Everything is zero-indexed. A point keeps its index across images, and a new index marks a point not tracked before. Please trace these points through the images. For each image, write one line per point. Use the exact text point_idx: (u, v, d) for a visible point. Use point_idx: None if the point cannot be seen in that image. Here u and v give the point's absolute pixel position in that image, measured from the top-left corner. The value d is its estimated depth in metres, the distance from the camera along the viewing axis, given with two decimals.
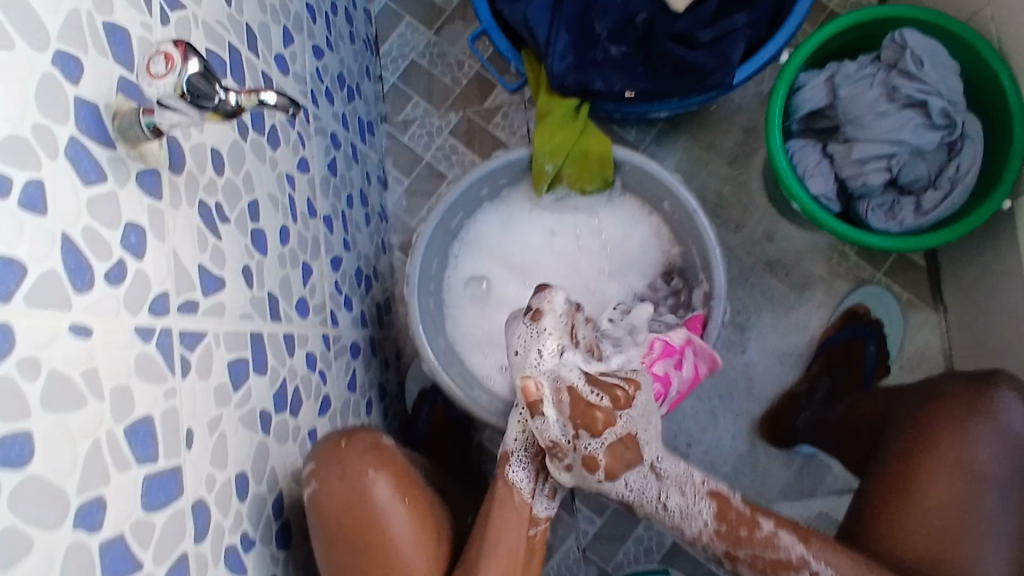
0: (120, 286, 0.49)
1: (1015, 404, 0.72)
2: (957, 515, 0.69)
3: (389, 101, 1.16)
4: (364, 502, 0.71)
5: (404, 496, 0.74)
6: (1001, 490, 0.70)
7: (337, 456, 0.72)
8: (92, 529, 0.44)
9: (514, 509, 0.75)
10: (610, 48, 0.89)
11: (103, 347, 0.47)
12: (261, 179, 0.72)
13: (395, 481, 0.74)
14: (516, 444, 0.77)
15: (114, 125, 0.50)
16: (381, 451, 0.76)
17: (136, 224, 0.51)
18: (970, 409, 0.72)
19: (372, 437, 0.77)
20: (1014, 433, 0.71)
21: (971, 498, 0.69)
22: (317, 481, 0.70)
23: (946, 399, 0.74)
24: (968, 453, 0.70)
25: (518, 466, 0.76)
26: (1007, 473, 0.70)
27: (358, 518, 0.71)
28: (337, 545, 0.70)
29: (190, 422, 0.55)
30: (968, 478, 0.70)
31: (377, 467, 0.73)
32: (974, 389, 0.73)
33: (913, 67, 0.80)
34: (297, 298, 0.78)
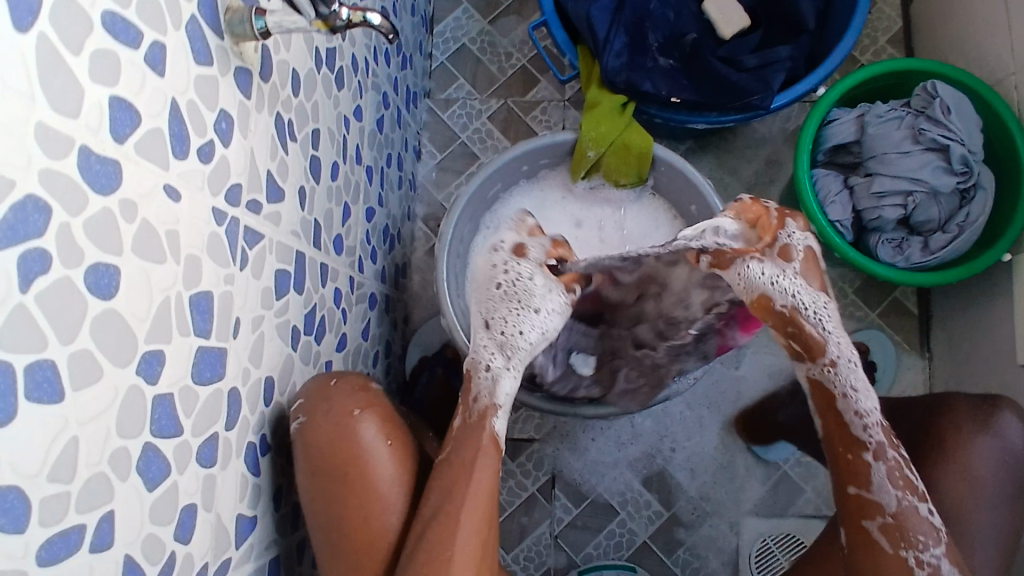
0: (207, 164, 0.52)
1: (1015, 423, 0.75)
2: (956, 515, 0.73)
3: (435, 78, 1.20)
4: (349, 440, 0.68)
5: (390, 440, 0.70)
6: (997, 500, 0.73)
7: (325, 394, 0.69)
8: (150, 380, 0.46)
9: (475, 463, 0.71)
10: (658, 58, 0.95)
11: (186, 215, 0.49)
12: (325, 112, 0.75)
13: (383, 424, 0.70)
14: (503, 398, 0.76)
15: (226, 19, 0.53)
16: (369, 393, 0.72)
17: (227, 113, 0.54)
18: (973, 426, 0.75)
19: (361, 379, 0.73)
20: (1010, 446, 0.74)
21: (968, 503, 0.73)
22: (305, 415, 0.66)
23: (952, 413, 0.77)
24: (969, 464, 0.74)
25: (502, 418, 0.75)
26: (1002, 485, 0.74)
27: (342, 454, 0.67)
28: (319, 480, 0.67)
29: (239, 313, 0.57)
30: (967, 487, 0.73)
31: (363, 407, 0.70)
32: (978, 406, 0.76)
33: (941, 114, 0.86)
34: (336, 234, 0.80)
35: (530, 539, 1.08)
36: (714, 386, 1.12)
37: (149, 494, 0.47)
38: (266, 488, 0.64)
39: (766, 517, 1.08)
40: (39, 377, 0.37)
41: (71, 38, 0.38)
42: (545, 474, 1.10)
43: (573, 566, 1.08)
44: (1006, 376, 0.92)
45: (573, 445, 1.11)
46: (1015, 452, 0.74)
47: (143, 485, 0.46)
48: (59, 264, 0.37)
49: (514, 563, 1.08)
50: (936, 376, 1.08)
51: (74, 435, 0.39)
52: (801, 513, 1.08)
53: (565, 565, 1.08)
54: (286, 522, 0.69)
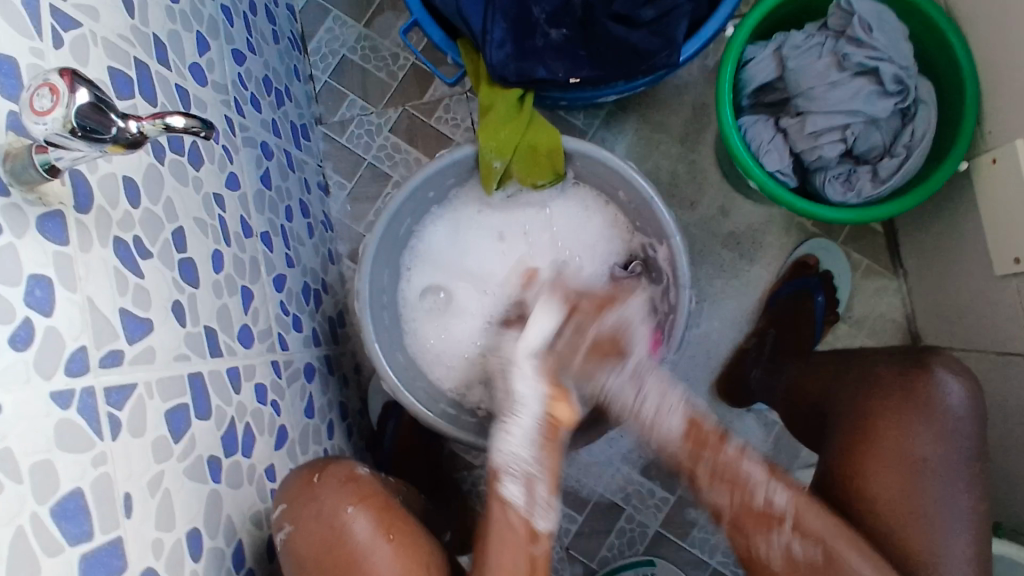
0: (27, 349, 0.43)
1: (951, 381, 0.70)
2: (905, 502, 0.68)
3: (323, 102, 1.09)
4: (340, 543, 0.65)
5: (389, 535, 0.66)
6: (944, 472, 0.68)
7: (309, 493, 0.66)
8: None
9: (509, 528, 0.69)
10: (550, 32, 0.84)
11: (15, 422, 0.41)
12: (185, 204, 0.66)
13: (377, 518, 0.66)
14: (508, 460, 0.70)
15: (3, 167, 0.43)
16: (361, 483, 0.69)
17: (40, 275, 0.45)
18: (902, 399, 0.71)
19: (350, 468, 0.70)
20: (954, 415, 0.69)
21: (913, 485, 0.68)
22: (290, 522, 0.66)
23: (881, 388, 0.73)
24: (906, 441, 0.69)
25: (511, 483, 0.70)
26: (952, 456, 0.69)
27: (336, 561, 0.64)
28: None
29: (127, 487, 0.50)
30: (906, 469, 0.69)
31: (355, 502, 0.66)
32: (905, 374, 0.72)
33: (863, 34, 0.78)
34: (239, 328, 0.72)
35: None
36: (691, 357, 1.06)
37: None
38: None
39: None
40: None
41: None
42: None
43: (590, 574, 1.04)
44: (984, 289, 0.87)
45: None
46: (956, 415, 0.69)
47: None
48: None
49: None
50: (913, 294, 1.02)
51: None
52: (807, 464, 1.04)
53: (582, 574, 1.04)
54: None
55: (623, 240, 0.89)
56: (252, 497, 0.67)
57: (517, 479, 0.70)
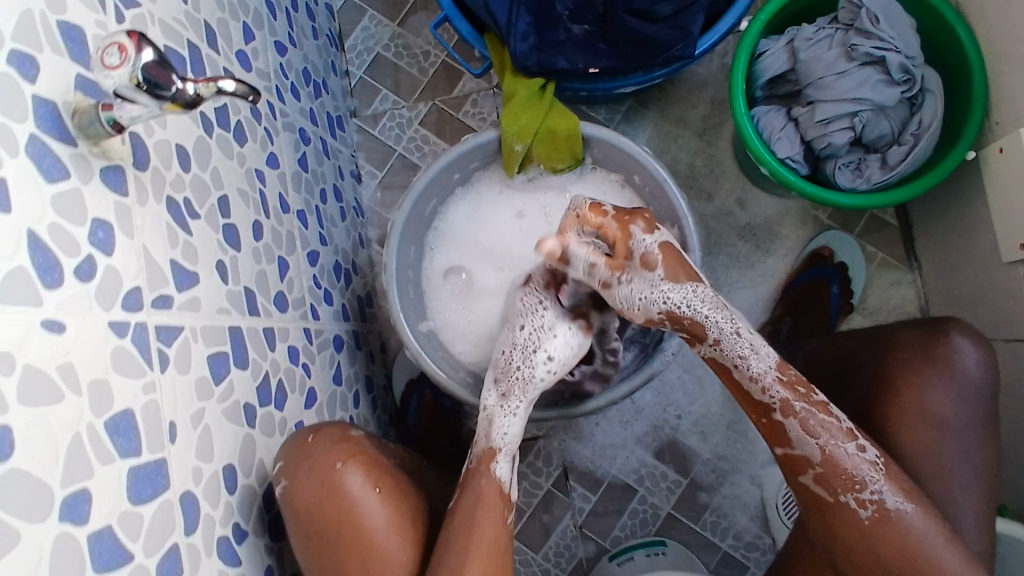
0: (91, 281, 0.49)
1: (968, 347, 0.70)
2: (926, 461, 0.70)
3: (357, 96, 1.15)
4: (336, 496, 0.69)
5: (378, 487, 0.71)
6: (962, 433, 0.70)
7: (305, 452, 0.69)
8: (79, 522, 0.45)
9: (494, 504, 0.72)
10: (572, 27, 0.89)
11: (78, 343, 0.47)
12: (230, 175, 0.72)
13: (368, 472, 0.71)
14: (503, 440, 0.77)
15: (74, 122, 0.50)
16: (352, 442, 0.72)
17: (103, 220, 0.52)
18: (921, 359, 0.71)
19: (342, 429, 0.73)
20: (969, 376, 0.70)
21: (935, 443, 0.70)
22: (287, 478, 0.68)
23: (899, 351, 0.73)
24: (926, 403, 0.70)
25: (503, 462, 0.75)
26: (969, 417, 0.70)
27: (331, 511, 0.68)
28: (309, 542, 0.68)
29: (172, 417, 0.55)
30: (925, 426, 0.70)
31: (346, 458, 0.71)
32: (923, 337, 0.72)
33: (870, 25, 0.82)
34: (275, 293, 0.78)
35: (555, 535, 1.07)
36: None
37: None
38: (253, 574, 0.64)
39: None
40: None
41: None
42: (556, 468, 1.09)
43: (603, 553, 1.07)
44: (994, 276, 0.88)
45: (578, 433, 1.09)
46: (973, 379, 0.70)
47: None
48: None
49: (545, 561, 1.07)
50: (928, 286, 1.04)
51: None
52: None
53: (595, 553, 1.07)
54: None
55: None
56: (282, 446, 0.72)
57: (508, 457, 0.76)
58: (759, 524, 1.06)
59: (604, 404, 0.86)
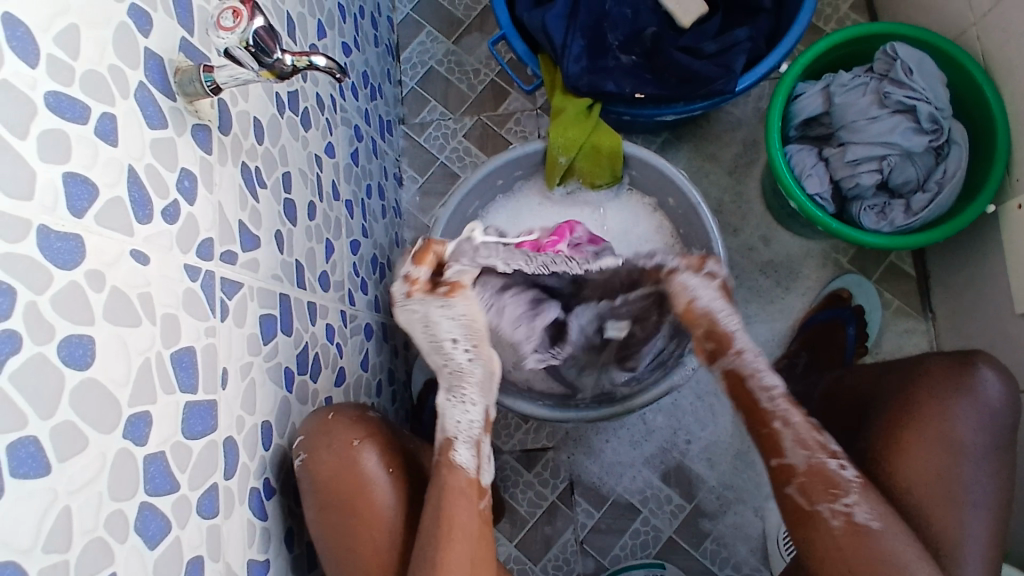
0: (173, 224, 0.53)
1: (991, 377, 0.74)
2: (942, 484, 0.72)
3: (407, 104, 1.21)
4: (351, 470, 0.70)
5: (389, 468, 0.73)
6: (980, 458, 0.72)
7: (325, 428, 0.70)
8: (138, 442, 0.47)
9: (461, 491, 0.72)
10: (621, 57, 0.95)
11: (156, 276, 0.50)
12: (294, 155, 0.77)
13: (382, 451, 0.73)
14: (458, 427, 0.76)
15: (176, 80, 0.54)
16: (366, 423, 0.74)
17: (189, 171, 0.56)
18: (946, 384, 0.74)
19: (357, 410, 0.75)
20: (990, 404, 0.73)
21: (952, 467, 0.72)
22: (307, 451, 0.68)
23: (925, 377, 0.76)
24: (950, 428, 0.73)
25: (463, 448, 0.75)
26: (987, 445, 0.72)
27: (347, 487, 0.70)
28: (327, 514, 0.69)
29: (225, 364, 0.58)
30: (947, 450, 0.72)
31: (363, 437, 0.72)
32: (952, 365, 0.75)
33: (904, 75, 0.86)
34: (320, 271, 0.81)
35: (556, 547, 1.08)
36: None
37: (150, 551, 0.48)
38: (274, 531, 0.65)
39: None
40: (22, 454, 0.38)
41: (14, 124, 0.39)
42: (562, 481, 1.10)
43: (601, 570, 1.07)
44: (1006, 328, 0.91)
45: (588, 448, 1.11)
46: (994, 408, 0.73)
47: (143, 544, 0.47)
48: (30, 342, 0.39)
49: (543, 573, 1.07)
50: (941, 337, 1.06)
51: (64, 504, 0.41)
52: None
53: (593, 570, 1.08)
54: (301, 560, 0.71)
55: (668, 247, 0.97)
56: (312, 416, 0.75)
57: (468, 444, 0.75)
58: (759, 557, 1.06)
59: (622, 410, 0.90)
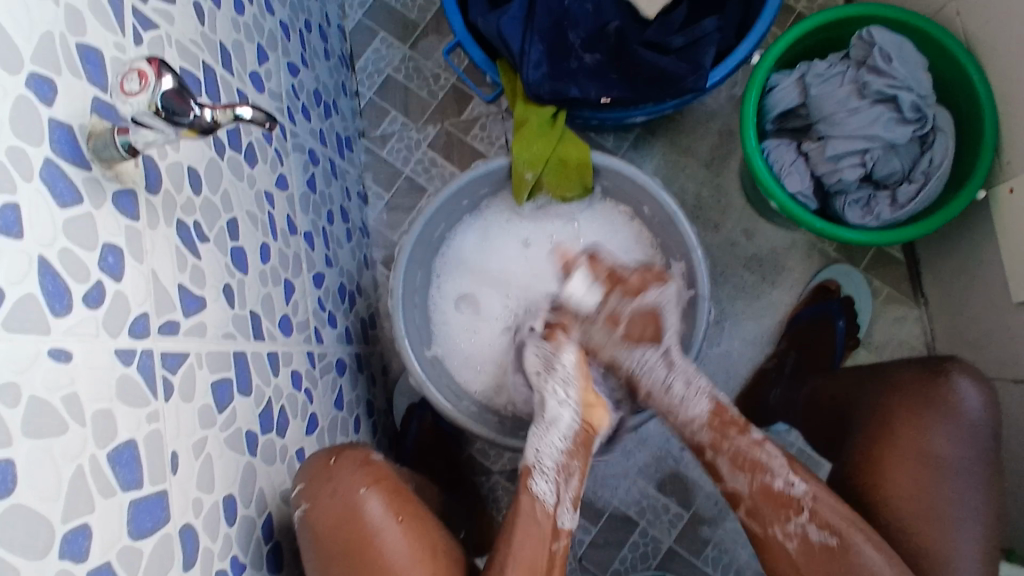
0: (99, 308, 0.48)
1: (968, 387, 0.71)
2: (920, 503, 0.68)
3: (366, 117, 1.15)
4: (355, 521, 0.69)
5: (400, 516, 0.70)
6: (965, 477, 0.68)
7: (326, 473, 0.70)
8: (77, 559, 0.43)
9: (535, 521, 0.68)
10: (584, 56, 0.89)
11: (83, 370, 0.46)
12: (239, 197, 0.72)
13: (388, 500, 0.70)
14: (538, 457, 0.71)
15: (89, 146, 0.49)
16: (374, 467, 0.73)
17: (113, 245, 0.51)
18: (919, 397, 0.72)
19: (364, 454, 0.74)
20: (970, 416, 0.70)
21: (937, 489, 0.68)
22: (308, 500, 0.69)
23: (899, 388, 0.74)
24: (927, 446, 0.70)
25: (542, 480, 0.70)
26: (966, 460, 0.69)
27: (349, 536, 0.68)
28: (330, 562, 0.68)
29: (174, 446, 0.54)
30: (921, 467, 0.69)
31: (368, 483, 0.71)
32: (923, 374, 0.73)
33: (882, 63, 0.82)
34: (280, 316, 0.77)
35: None
36: (709, 376, 1.08)
37: None
38: None
39: None
40: None
41: None
42: None
43: None
44: (1004, 319, 0.88)
45: None
46: (972, 420, 0.70)
47: None
48: None
49: None
50: (934, 324, 1.03)
51: None
52: None
53: None
54: None
55: (647, 255, 0.93)
56: (283, 474, 0.71)
57: (548, 477, 0.71)
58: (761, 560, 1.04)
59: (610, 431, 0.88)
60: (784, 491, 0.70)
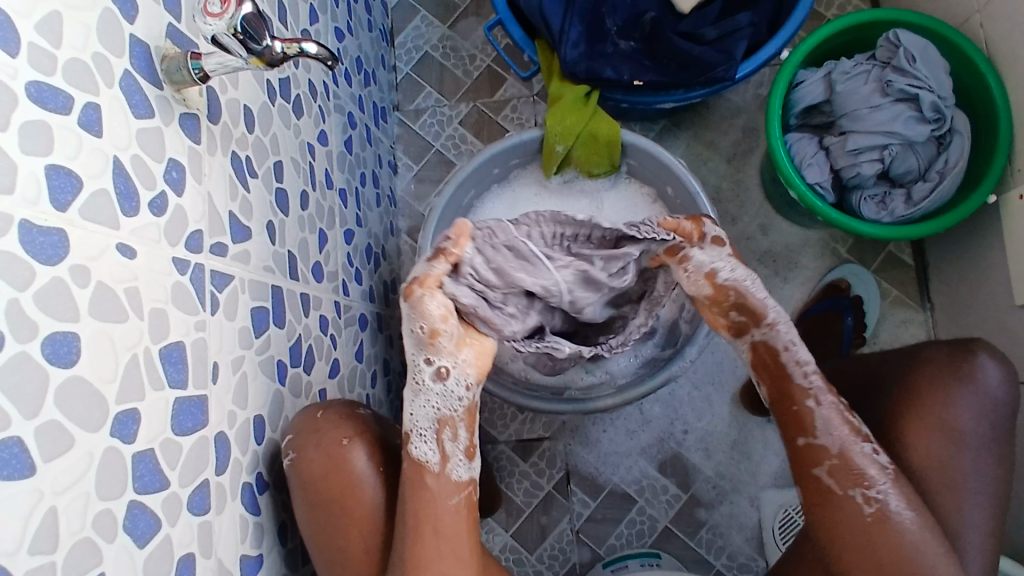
0: (161, 216, 0.52)
1: (991, 365, 0.73)
2: (940, 471, 0.72)
3: (402, 90, 1.19)
4: (342, 470, 0.67)
5: (380, 467, 0.70)
6: (980, 449, 0.72)
7: (313, 427, 0.67)
8: (126, 440, 0.46)
9: (429, 488, 0.68)
10: (619, 42, 0.93)
11: (145, 269, 0.49)
12: (285, 143, 0.75)
13: (372, 451, 0.70)
14: (415, 421, 0.70)
15: (162, 67, 0.53)
16: (357, 420, 0.71)
17: (177, 161, 0.54)
18: (947, 373, 0.73)
19: (347, 408, 0.71)
20: (990, 395, 0.72)
21: (953, 458, 0.71)
22: (296, 450, 0.65)
23: (925, 366, 0.74)
24: (950, 416, 0.72)
25: (423, 445, 0.69)
26: (984, 435, 0.72)
27: (335, 485, 0.67)
28: (316, 513, 0.66)
29: (216, 357, 0.57)
30: (949, 439, 0.71)
31: (352, 435, 0.69)
32: (952, 354, 0.74)
33: (907, 63, 0.86)
34: (313, 262, 0.80)
35: (551, 537, 1.08)
36: (717, 364, 1.11)
37: (140, 550, 0.47)
38: (268, 526, 0.64)
39: (787, 488, 1.07)
40: (6, 455, 0.37)
41: None
42: (558, 471, 1.10)
43: (597, 560, 1.07)
44: (1005, 321, 0.91)
45: (584, 438, 1.11)
46: (994, 397, 0.72)
47: (132, 543, 0.46)
48: (12, 340, 0.38)
49: (538, 563, 1.07)
50: (939, 328, 1.06)
51: (50, 505, 0.40)
52: None
53: (589, 559, 1.08)
54: (295, 555, 0.69)
55: None
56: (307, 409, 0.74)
57: (428, 439, 0.70)
58: (754, 547, 1.06)
59: (619, 401, 0.90)
60: (847, 447, 0.71)
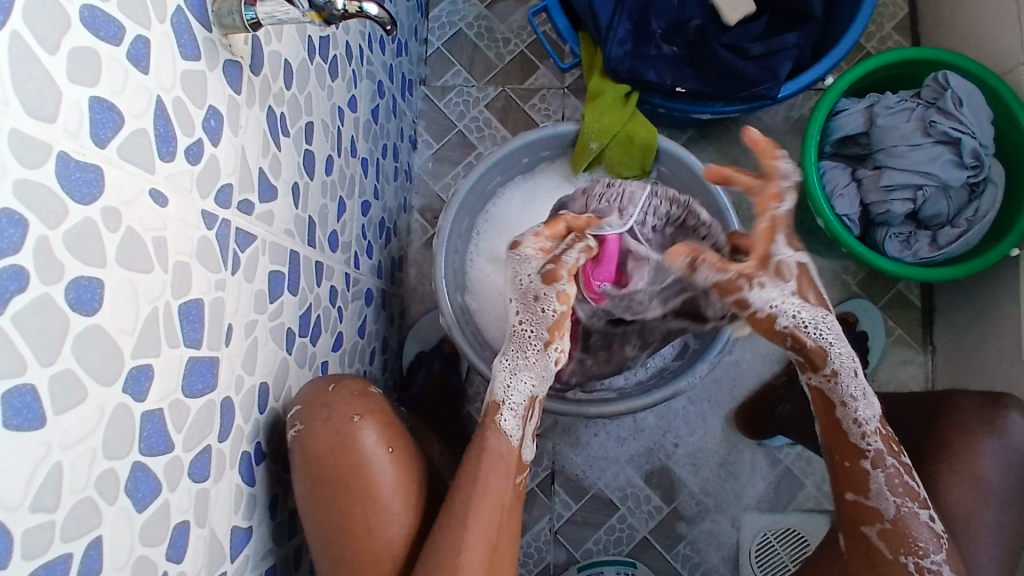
0: (196, 165, 0.49)
1: (1021, 420, 0.73)
2: (968, 518, 0.71)
3: (430, 64, 1.16)
4: (348, 449, 0.64)
5: (390, 447, 0.66)
6: (1004, 501, 0.72)
7: (324, 399, 0.65)
8: (138, 396, 0.43)
9: (500, 460, 0.70)
10: (664, 46, 0.92)
11: (175, 218, 0.47)
12: (318, 104, 0.72)
13: (382, 431, 0.66)
14: (506, 394, 0.73)
15: (214, 9, 0.50)
16: (370, 400, 0.69)
17: (216, 109, 0.51)
18: (978, 422, 0.74)
19: (360, 385, 0.70)
20: (1019, 450, 0.73)
21: (978, 507, 0.72)
22: (303, 422, 0.63)
23: (958, 413, 0.75)
24: (977, 465, 0.72)
25: (509, 416, 0.72)
26: (1011, 487, 0.72)
27: (340, 463, 0.64)
28: (316, 488, 0.63)
29: (231, 319, 0.54)
30: (977, 486, 0.72)
31: (363, 413, 0.66)
32: (983, 404, 0.75)
33: (952, 106, 0.85)
34: (331, 230, 0.78)
35: (529, 535, 1.07)
36: (715, 381, 1.11)
37: (139, 515, 0.44)
38: (261, 497, 0.62)
39: (768, 512, 1.07)
40: (18, 403, 0.34)
41: (45, 37, 0.35)
42: (544, 469, 1.09)
43: (572, 562, 1.07)
44: (1008, 372, 0.92)
45: (574, 439, 1.10)
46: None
47: (132, 507, 0.44)
48: (36, 281, 0.35)
49: None
50: (937, 371, 1.07)
51: (57, 461, 0.37)
52: (802, 509, 1.07)
53: (564, 560, 1.07)
54: (282, 529, 0.67)
55: None
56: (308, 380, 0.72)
57: (515, 413, 0.73)
58: (729, 566, 1.06)
59: (621, 410, 0.88)
60: (894, 518, 0.69)
